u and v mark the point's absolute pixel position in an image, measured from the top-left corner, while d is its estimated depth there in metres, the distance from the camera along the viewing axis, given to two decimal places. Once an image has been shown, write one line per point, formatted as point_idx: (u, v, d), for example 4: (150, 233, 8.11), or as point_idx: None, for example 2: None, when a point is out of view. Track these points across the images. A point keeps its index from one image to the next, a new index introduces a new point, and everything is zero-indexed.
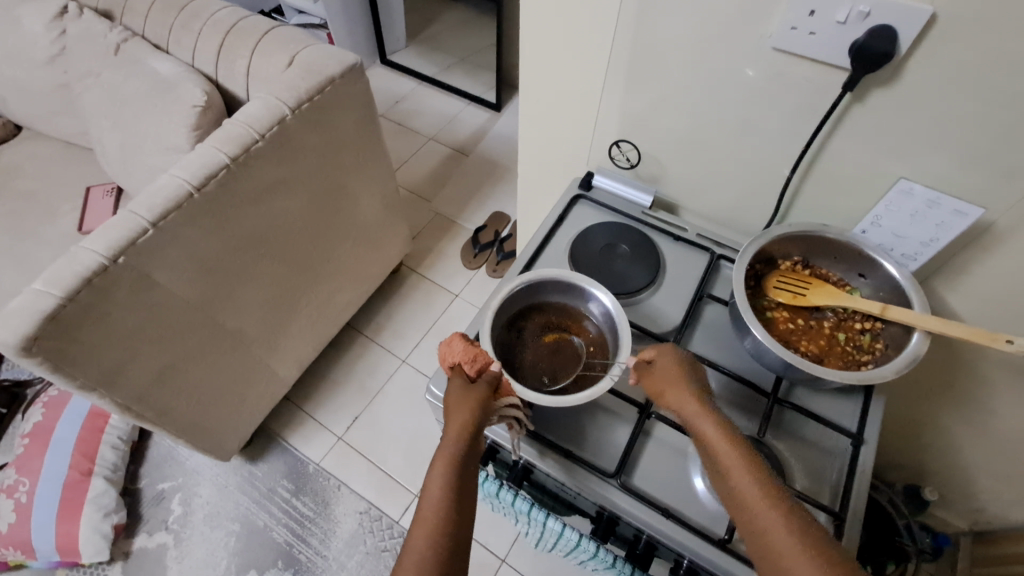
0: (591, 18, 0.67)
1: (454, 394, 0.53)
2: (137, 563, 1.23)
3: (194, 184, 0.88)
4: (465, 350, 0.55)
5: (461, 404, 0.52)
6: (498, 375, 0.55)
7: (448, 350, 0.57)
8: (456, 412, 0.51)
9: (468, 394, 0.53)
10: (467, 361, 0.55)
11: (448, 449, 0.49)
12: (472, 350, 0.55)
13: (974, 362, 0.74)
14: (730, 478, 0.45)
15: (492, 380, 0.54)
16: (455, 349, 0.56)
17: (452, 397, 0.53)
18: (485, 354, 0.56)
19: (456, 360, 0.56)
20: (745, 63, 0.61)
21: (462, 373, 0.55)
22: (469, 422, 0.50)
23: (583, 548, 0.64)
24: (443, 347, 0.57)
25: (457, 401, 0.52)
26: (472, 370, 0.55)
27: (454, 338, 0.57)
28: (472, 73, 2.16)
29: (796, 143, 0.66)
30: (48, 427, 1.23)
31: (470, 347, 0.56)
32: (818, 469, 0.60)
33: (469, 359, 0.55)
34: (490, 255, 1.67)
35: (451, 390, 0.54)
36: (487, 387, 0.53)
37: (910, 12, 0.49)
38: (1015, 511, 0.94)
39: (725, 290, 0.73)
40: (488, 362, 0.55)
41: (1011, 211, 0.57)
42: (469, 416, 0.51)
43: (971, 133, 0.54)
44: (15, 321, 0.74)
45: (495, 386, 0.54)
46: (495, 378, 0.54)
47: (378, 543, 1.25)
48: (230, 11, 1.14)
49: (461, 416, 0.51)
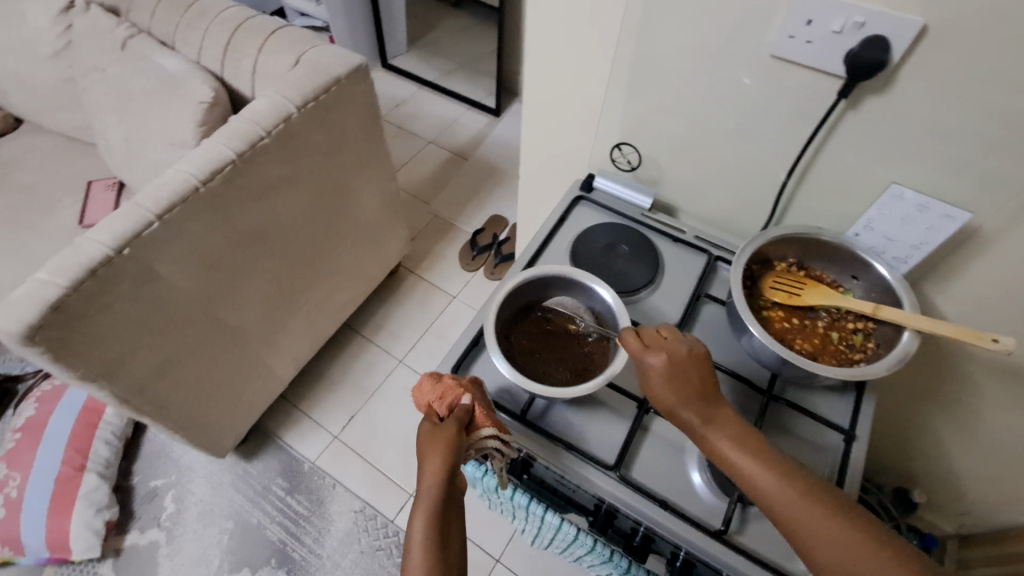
0: (595, 25, 0.69)
1: (424, 436, 0.54)
2: (128, 561, 1.22)
3: (200, 178, 0.89)
4: (434, 389, 0.57)
5: (431, 447, 0.52)
6: (469, 407, 0.55)
7: (420, 393, 0.58)
8: (429, 457, 0.52)
9: (437, 435, 0.53)
10: (437, 399, 0.56)
11: (424, 499, 0.50)
12: (440, 387, 0.57)
13: (962, 365, 0.76)
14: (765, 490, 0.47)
15: (462, 414, 0.55)
16: (425, 390, 0.58)
17: (423, 440, 0.54)
18: (452, 389, 0.56)
19: (428, 400, 0.57)
20: (744, 71, 0.64)
21: (433, 413, 0.56)
22: (443, 465, 0.51)
23: (580, 542, 0.66)
24: (414, 390, 0.59)
25: (428, 444, 0.53)
26: (442, 408, 0.56)
27: (422, 379, 0.58)
28: (472, 78, 2.18)
29: (792, 148, 0.68)
30: (41, 421, 1.23)
31: (438, 384, 0.57)
32: (813, 459, 0.62)
33: (437, 397, 0.56)
34: (488, 258, 1.69)
35: (421, 433, 0.55)
36: (455, 423, 0.53)
37: (902, 24, 0.51)
38: (999, 515, 0.96)
39: (722, 290, 0.75)
40: (457, 395, 0.56)
41: (996, 216, 0.59)
42: (441, 458, 0.51)
43: (959, 139, 0.56)
44: (20, 310, 0.75)
45: (467, 418, 0.55)
46: (464, 411, 0.55)
47: (372, 542, 1.25)
48: (238, 10, 1.15)
49: (433, 461, 0.51)
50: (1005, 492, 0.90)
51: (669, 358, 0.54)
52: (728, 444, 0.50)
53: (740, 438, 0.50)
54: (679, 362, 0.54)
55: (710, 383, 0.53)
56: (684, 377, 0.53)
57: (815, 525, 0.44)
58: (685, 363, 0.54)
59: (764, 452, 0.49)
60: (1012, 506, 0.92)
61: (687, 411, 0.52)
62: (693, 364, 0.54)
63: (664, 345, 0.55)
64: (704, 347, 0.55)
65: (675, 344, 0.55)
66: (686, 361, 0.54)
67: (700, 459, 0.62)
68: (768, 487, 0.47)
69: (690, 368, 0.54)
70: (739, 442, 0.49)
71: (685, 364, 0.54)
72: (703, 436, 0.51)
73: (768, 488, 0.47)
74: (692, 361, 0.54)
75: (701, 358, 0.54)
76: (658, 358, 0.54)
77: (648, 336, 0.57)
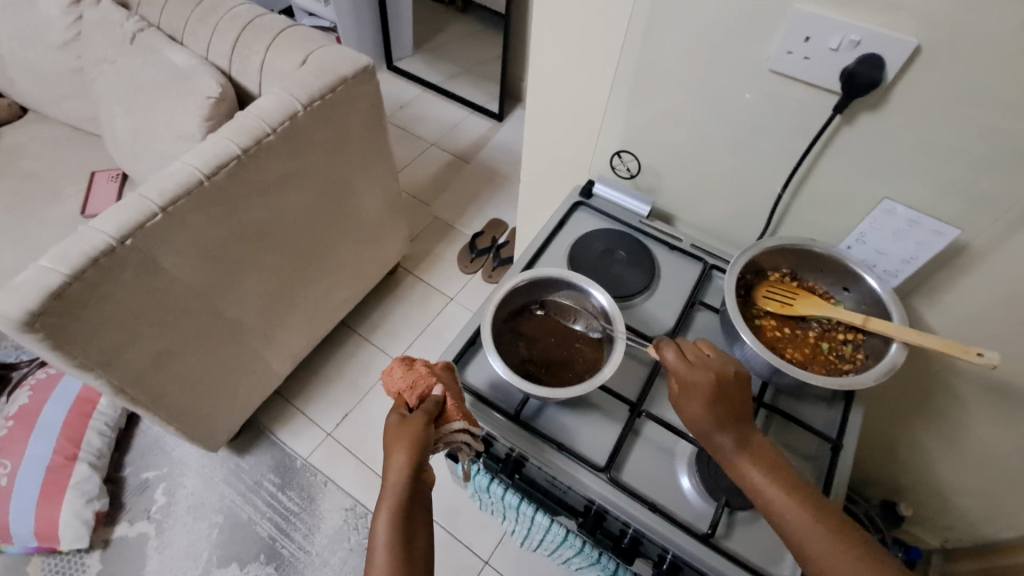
0: (600, 33, 0.70)
1: (391, 427, 0.53)
2: (117, 552, 1.22)
3: (205, 172, 0.90)
4: (405, 376, 0.57)
5: (398, 439, 0.52)
6: (439, 399, 0.56)
7: (391, 379, 0.58)
8: (395, 449, 0.51)
9: (406, 426, 0.53)
10: (407, 388, 0.57)
11: (391, 491, 0.50)
12: (411, 375, 0.57)
13: (949, 380, 0.77)
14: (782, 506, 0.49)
15: (432, 405, 0.55)
16: (396, 377, 0.57)
17: (389, 431, 0.53)
18: (424, 378, 0.57)
19: (398, 387, 0.57)
20: (742, 85, 0.65)
21: (402, 403, 0.56)
22: (410, 457, 0.50)
23: (570, 543, 0.70)
24: (383, 376, 0.58)
25: (395, 435, 0.52)
26: (412, 398, 0.56)
27: (393, 364, 0.58)
28: (476, 83, 2.19)
29: (788, 161, 0.69)
30: (34, 409, 1.23)
31: (410, 372, 0.57)
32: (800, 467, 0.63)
33: (408, 386, 0.56)
34: (486, 261, 1.70)
35: (387, 423, 0.54)
36: (425, 414, 0.54)
37: (896, 44, 0.53)
38: (983, 530, 0.97)
39: (716, 298, 0.76)
40: (429, 385, 0.57)
41: (984, 233, 0.61)
42: (408, 450, 0.51)
43: (950, 157, 0.58)
44: (20, 296, 0.75)
45: (437, 410, 0.55)
46: (434, 403, 0.55)
47: (362, 540, 1.25)
48: (247, 8, 1.17)
49: (400, 450, 0.51)
50: (989, 507, 0.91)
51: (715, 376, 0.54)
52: (758, 470, 0.50)
53: (766, 457, 0.51)
54: (722, 383, 0.54)
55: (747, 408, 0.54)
56: (723, 395, 0.53)
57: (830, 551, 0.46)
58: (728, 387, 0.54)
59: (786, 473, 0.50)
60: (996, 520, 0.93)
61: (722, 432, 0.52)
62: (736, 388, 0.54)
63: (710, 363, 0.55)
64: (746, 370, 0.56)
65: (721, 362, 0.56)
66: (731, 385, 0.54)
67: (689, 464, 0.63)
68: (795, 519, 0.48)
69: (733, 391, 0.54)
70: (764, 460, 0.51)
71: (727, 384, 0.54)
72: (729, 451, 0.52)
73: (796, 520, 0.48)
74: (736, 383, 0.55)
75: (744, 383, 0.55)
76: (704, 376, 0.54)
77: (691, 352, 0.57)
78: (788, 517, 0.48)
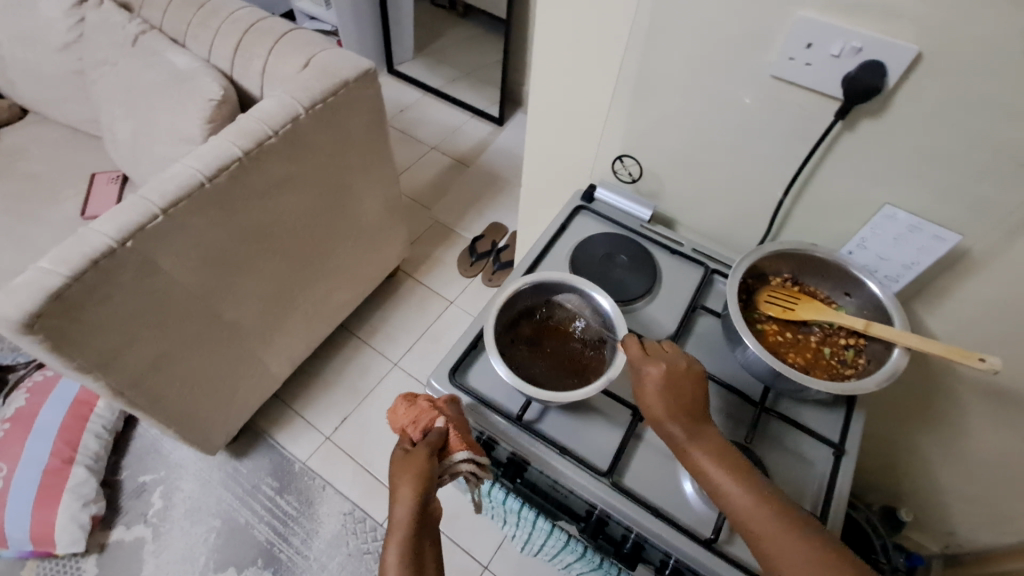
0: (603, 38, 0.71)
1: (395, 463, 0.54)
2: (113, 556, 1.21)
3: (206, 174, 0.89)
4: (407, 412, 0.57)
5: (403, 475, 0.52)
6: (442, 431, 0.56)
7: (394, 415, 0.58)
8: (401, 485, 0.52)
9: (409, 461, 0.53)
10: (410, 423, 0.56)
11: (399, 527, 0.50)
12: (413, 410, 0.56)
13: (950, 386, 0.77)
14: (731, 499, 0.48)
15: (435, 438, 0.55)
16: (399, 413, 0.57)
17: (395, 467, 0.54)
18: (426, 412, 0.56)
19: (401, 423, 0.57)
20: (743, 91, 0.66)
21: (406, 438, 0.56)
22: (415, 493, 0.51)
23: (571, 549, 0.70)
24: (388, 413, 0.58)
25: (399, 472, 0.53)
26: (415, 433, 0.56)
27: (396, 402, 0.58)
28: (477, 87, 2.20)
29: (790, 166, 0.69)
30: (31, 412, 1.22)
31: (412, 407, 0.57)
32: (794, 492, 0.61)
33: (410, 422, 0.56)
34: (486, 264, 1.70)
35: (392, 460, 0.55)
36: (427, 448, 0.54)
37: (899, 50, 0.53)
38: (984, 536, 0.97)
39: (718, 302, 0.76)
40: (431, 418, 0.56)
41: (985, 239, 0.61)
42: (413, 485, 0.51)
43: (951, 163, 0.58)
44: (19, 297, 0.75)
45: (440, 442, 0.55)
46: (437, 435, 0.55)
47: (360, 545, 1.24)
48: (249, 11, 1.17)
49: (405, 488, 0.51)
50: (989, 513, 0.91)
51: (666, 370, 0.55)
52: (708, 459, 0.50)
53: (717, 450, 0.51)
54: (674, 376, 0.54)
55: (702, 402, 0.54)
56: (677, 388, 0.53)
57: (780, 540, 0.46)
58: (680, 379, 0.54)
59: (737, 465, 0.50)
60: (996, 526, 0.93)
61: (674, 422, 0.52)
62: (688, 381, 0.54)
63: (663, 357, 0.56)
64: (702, 365, 0.56)
65: (674, 357, 0.56)
66: (682, 377, 0.54)
67: None
68: (743, 507, 0.48)
69: (685, 384, 0.54)
70: (713, 453, 0.51)
71: (680, 377, 0.54)
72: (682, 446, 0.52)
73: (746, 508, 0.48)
74: (688, 376, 0.55)
75: (698, 377, 0.55)
76: (654, 369, 0.54)
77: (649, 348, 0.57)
78: (737, 506, 0.48)
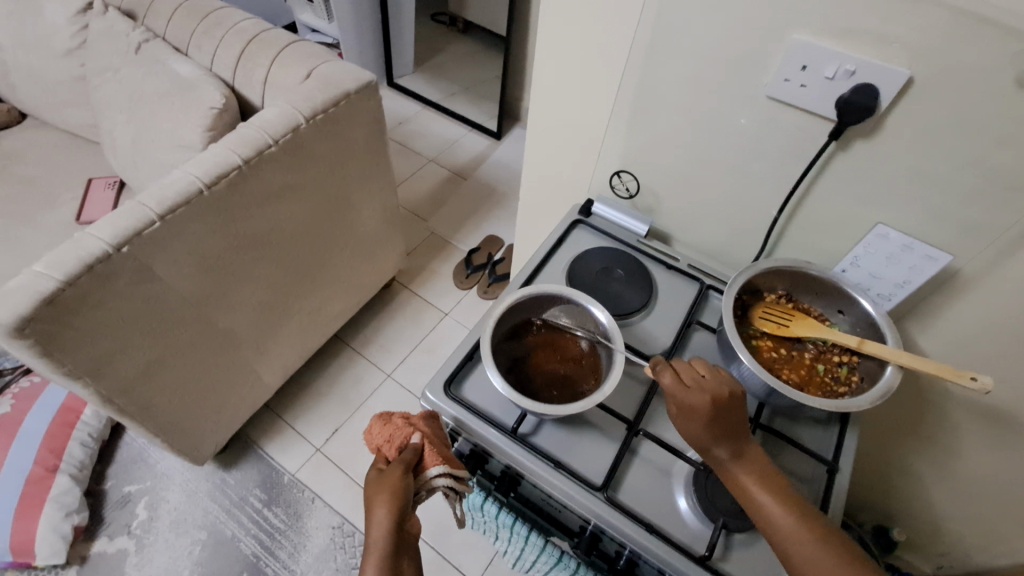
0: (604, 55, 0.72)
1: (370, 484, 0.53)
2: (94, 568, 1.18)
3: (204, 181, 0.89)
4: (382, 431, 0.57)
5: (378, 494, 0.51)
6: (417, 447, 0.55)
7: (371, 436, 0.58)
8: (376, 505, 0.51)
9: (384, 479, 0.52)
10: (385, 442, 0.56)
11: (375, 547, 0.49)
12: (388, 428, 0.57)
13: (943, 406, 0.77)
14: (781, 528, 0.48)
15: (409, 455, 0.55)
16: (375, 433, 0.57)
17: (370, 487, 0.53)
18: (400, 430, 0.56)
19: (378, 443, 0.57)
20: (737, 113, 0.67)
21: (381, 457, 0.56)
22: (390, 510, 0.50)
23: (563, 565, 0.69)
24: (364, 435, 0.58)
25: (374, 492, 0.52)
26: (390, 451, 0.56)
27: (372, 422, 0.58)
28: (476, 102, 2.23)
29: (785, 186, 0.71)
30: (15, 419, 1.20)
31: (386, 426, 0.57)
32: None
33: (386, 441, 0.56)
34: (482, 277, 1.70)
35: (367, 481, 0.54)
36: (402, 464, 0.53)
37: (889, 74, 0.54)
38: (976, 558, 0.97)
39: (713, 318, 0.77)
40: (406, 435, 0.56)
41: (977, 260, 0.62)
42: (389, 503, 0.50)
43: (941, 186, 0.59)
44: (12, 300, 0.74)
45: (415, 459, 0.55)
46: (412, 452, 0.55)
47: (348, 560, 1.22)
48: (253, 23, 1.19)
49: (380, 507, 0.50)
50: (982, 534, 0.91)
51: (711, 399, 0.52)
52: (757, 487, 0.50)
53: (764, 478, 0.50)
54: (722, 404, 0.52)
55: (744, 425, 0.52)
56: (723, 418, 0.52)
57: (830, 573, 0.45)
58: (726, 406, 0.52)
59: (784, 492, 0.49)
60: (989, 547, 0.93)
61: (719, 447, 0.52)
62: (732, 407, 0.52)
63: (705, 384, 0.53)
64: (743, 388, 0.54)
65: (717, 383, 0.53)
66: (727, 404, 0.52)
67: (686, 485, 0.62)
68: (790, 534, 0.47)
69: (731, 410, 0.52)
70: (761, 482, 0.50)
71: (726, 406, 0.52)
72: (733, 473, 0.51)
73: (794, 536, 0.47)
74: (732, 403, 0.52)
75: (741, 401, 0.53)
76: (698, 400, 0.52)
77: (687, 373, 0.54)
78: (784, 533, 0.47)
